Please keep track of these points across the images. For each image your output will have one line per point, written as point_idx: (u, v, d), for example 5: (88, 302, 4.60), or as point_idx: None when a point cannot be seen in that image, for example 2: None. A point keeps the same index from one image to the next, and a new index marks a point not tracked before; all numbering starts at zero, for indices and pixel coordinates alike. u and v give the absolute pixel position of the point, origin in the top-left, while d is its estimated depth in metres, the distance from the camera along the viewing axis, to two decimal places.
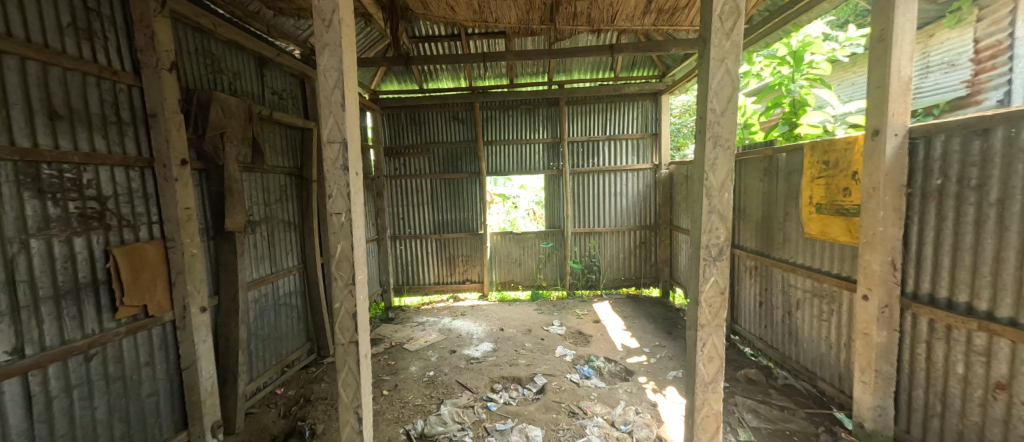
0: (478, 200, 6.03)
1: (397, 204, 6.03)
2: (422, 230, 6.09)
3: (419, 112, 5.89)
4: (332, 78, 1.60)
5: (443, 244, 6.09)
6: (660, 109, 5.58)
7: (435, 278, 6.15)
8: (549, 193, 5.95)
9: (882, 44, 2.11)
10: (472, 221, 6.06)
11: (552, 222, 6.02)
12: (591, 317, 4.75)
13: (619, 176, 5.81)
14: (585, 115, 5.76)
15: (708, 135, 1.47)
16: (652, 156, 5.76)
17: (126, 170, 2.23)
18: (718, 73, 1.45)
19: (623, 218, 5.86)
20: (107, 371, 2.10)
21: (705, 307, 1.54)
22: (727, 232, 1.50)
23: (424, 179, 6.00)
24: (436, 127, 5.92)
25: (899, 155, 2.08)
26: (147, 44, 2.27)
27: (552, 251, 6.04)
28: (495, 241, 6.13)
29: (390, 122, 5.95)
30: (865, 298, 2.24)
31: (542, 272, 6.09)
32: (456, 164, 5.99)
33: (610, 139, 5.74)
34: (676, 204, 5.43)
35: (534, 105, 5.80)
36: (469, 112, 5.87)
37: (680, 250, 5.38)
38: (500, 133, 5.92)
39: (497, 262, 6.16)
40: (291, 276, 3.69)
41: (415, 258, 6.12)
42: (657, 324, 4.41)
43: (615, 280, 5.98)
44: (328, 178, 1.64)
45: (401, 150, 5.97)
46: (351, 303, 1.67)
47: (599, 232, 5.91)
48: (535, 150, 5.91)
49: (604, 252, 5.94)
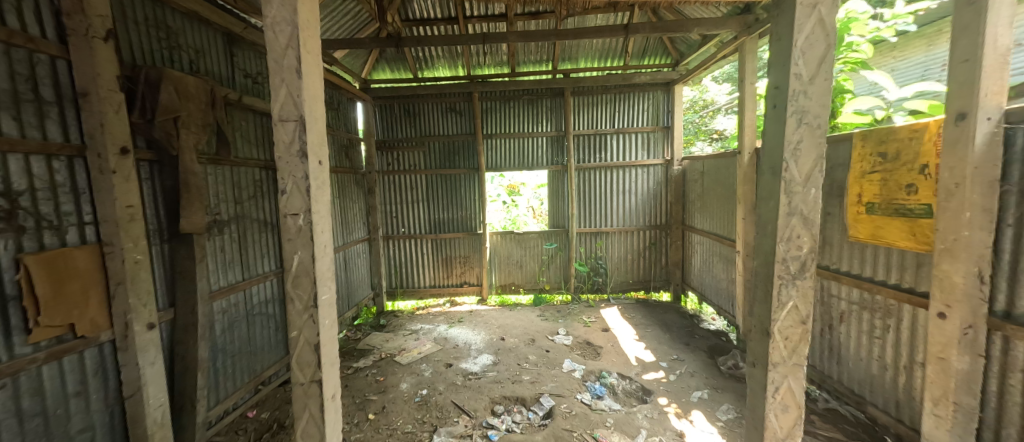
0: (477, 197, 5.64)
1: (390, 201, 5.63)
2: (417, 229, 5.69)
3: (413, 103, 5.48)
4: (283, 34, 1.20)
5: (440, 244, 5.70)
6: (673, 101, 5.17)
7: (430, 281, 5.76)
8: (553, 190, 5.56)
9: (972, 8, 1.71)
10: (470, 219, 5.68)
11: (556, 221, 5.63)
12: (599, 325, 4.38)
13: (627, 172, 5.42)
14: (592, 107, 5.36)
15: (791, 110, 1.09)
16: (664, 151, 5.37)
17: (46, 159, 1.83)
18: (807, 24, 1.06)
19: (632, 217, 5.47)
20: (20, 407, 1.70)
21: (779, 341, 1.16)
22: (814, 243, 1.12)
23: (419, 175, 5.59)
24: (431, 119, 5.51)
25: (992, 144, 1.70)
26: (74, 5, 1.85)
27: (556, 253, 5.66)
28: (495, 241, 5.74)
29: (382, 114, 5.53)
30: (942, 317, 1.87)
31: (545, 274, 5.71)
32: (454, 159, 5.59)
33: (619, 132, 5.35)
34: (690, 202, 5.05)
35: (537, 96, 5.40)
36: (467, 103, 5.46)
37: (694, 252, 5.00)
38: (500, 126, 5.52)
39: (496, 264, 5.77)
40: (267, 282, 3.30)
41: (409, 259, 5.73)
42: (674, 334, 4.03)
43: (622, 283, 5.59)
44: (282, 168, 1.24)
45: (395, 143, 5.56)
46: (314, 332, 1.28)
47: (606, 232, 5.53)
48: (539, 144, 5.51)
49: (612, 253, 5.56)
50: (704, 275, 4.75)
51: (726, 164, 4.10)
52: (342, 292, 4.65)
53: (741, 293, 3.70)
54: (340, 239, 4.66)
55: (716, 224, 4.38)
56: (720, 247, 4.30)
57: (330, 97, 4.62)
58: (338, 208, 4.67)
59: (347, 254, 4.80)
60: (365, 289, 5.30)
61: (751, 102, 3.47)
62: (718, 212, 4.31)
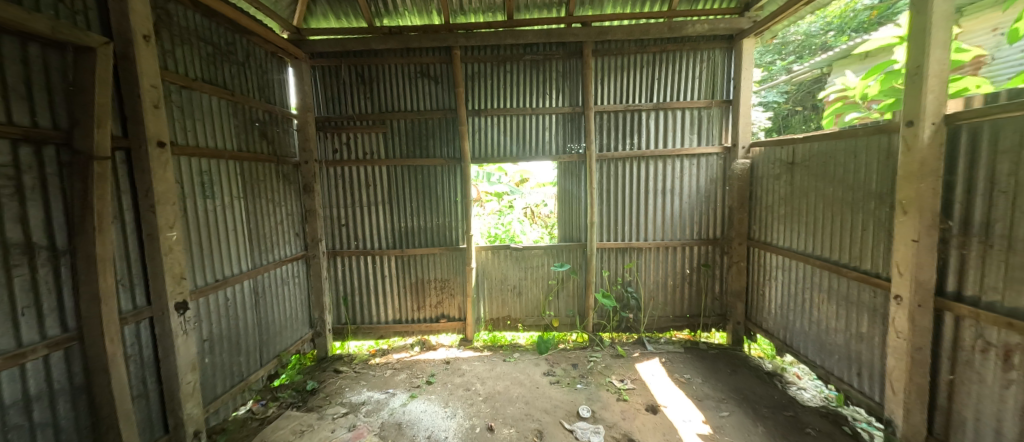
0: (459, 199, 4.08)
1: (337, 204, 4.03)
2: (375, 244, 4.09)
3: (368, 64, 3.84)
4: None
5: (406, 264, 4.11)
6: (738, 62, 3.60)
7: (395, 315, 4.18)
8: (564, 190, 4.00)
9: None
10: (449, 230, 4.11)
11: (567, 232, 4.06)
12: (643, 400, 2.81)
13: (670, 164, 3.86)
14: (620, 74, 3.80)
15: None
16: (720, 135, 3.83)
17: None
18: None
19: (674, 228, 3.93)
20: None
21: None
22: None
23: (377, 167, 3.98)
24: (394, 89, 3.90)
25: None
26: None
27: (568, 276, 4.08)
28: (485, 260, 4.15)
29: (325, 81, 3.90)
30: None
31: (552, 305, 4.15)
32: (425, 144, 3.99)
33: (658, 108, 3.79)
34: (766, 209, 3.48)
35: (544, 55, 3.81)
36: (444, 65, 3.86)
37: (771, 282, 3.45)
38: (491, 99, 3.94)
39: (486, 290, 4.20)
40: (27, 364, 1.68)
41: (364, 284, 4.12)
42: (771, 425, 2.48)
43: (660, 319, 4.03)
44: None
45: (343, 122, 3.94)
46: None
47: (638, 248, 3.98)
48: (546, 124, 3.94)
49: (646, 278, 4.02)
50: (791, 318, 3.20)
51: (850, 147, 2.54)
52: (248, 344, 3.04)
53: (896, 367, 2.17)
54: (243, 262, 3.04)
55: (823, 244, 2.83)
56: (834, 281, 2.74)
57: (230, 44, 3.00)
58: (241, 216, 3.05)
59: (257, 284, 3.18)
60: (298, 330, 3.72)
61: (945, 30, 1.89)
62: (831, 227, 2.75)
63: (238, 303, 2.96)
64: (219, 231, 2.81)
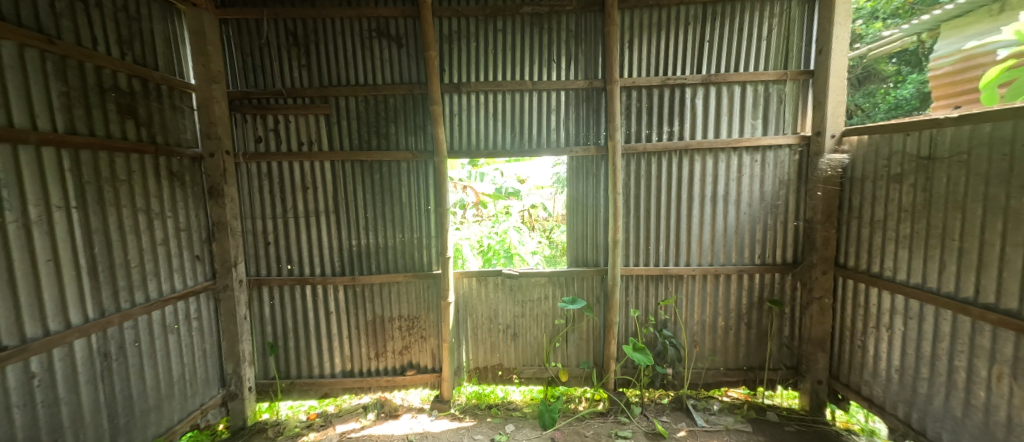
0: (434, 207, 2.98)
1: (263, 215, 2.92)
2: (316, 268, 2.97)
3: (302, 18, 2.74)
4: None
5: (360, 296, 3.00)
6: (827, 15, 2.52)
7: (344, 365, 3.06)
8: (576, 195, 2.90)
9: None
10: (418, 249, 3.01)
11: (579, 254, 2.97)
12: None
13: (722, 159, 2.78)
14: (657, 34, 2.72)
15: None
16: (794, 121, 2.76)
17: None
18: None
19: (726, 248, 2.87)
20: None
21: None
22: None
23: (318, 162, 2.87)
24: (340, 54, 2.79)
25: None
26: None
27: (580, 313, 2.99)
28: (466, 289, 3.04)
29: (243, 43, 2.80)
30: None
31: (558, 351, 3.06)
32: (385, 131, 2.89)
33: (707, 83, 2.71)
34: (872, 225, 2.41)
35: (551, 6, 2.71)
36: (411, 20, 2.76)
37: (880, 332, 2.37)
38: (477, 70, 2.85)
39: (469, 330, 3.09)
40: None
41: (302, 324, 3.00)
42: None
43: (705, 372, 2.96)
44: None
45: (268, 100, 2.83)
46: None
47: (677, 276, 2.89)
48: (551, 105, 2.85)
49: (687, 317, 2.94)
50: (922, 391, 2.13)
51: None
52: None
53: None
54: (74, 311, 1.89)
55: (1007, 286, 1.71)
56: None
57: None
58: (75, 237, 1.90)
59: (104, 343, 2.03)
60: (197, 395, 2.61)
61: None
62: None
63: (55, 382, 1.79)
64: (14, 267, 1.63)
